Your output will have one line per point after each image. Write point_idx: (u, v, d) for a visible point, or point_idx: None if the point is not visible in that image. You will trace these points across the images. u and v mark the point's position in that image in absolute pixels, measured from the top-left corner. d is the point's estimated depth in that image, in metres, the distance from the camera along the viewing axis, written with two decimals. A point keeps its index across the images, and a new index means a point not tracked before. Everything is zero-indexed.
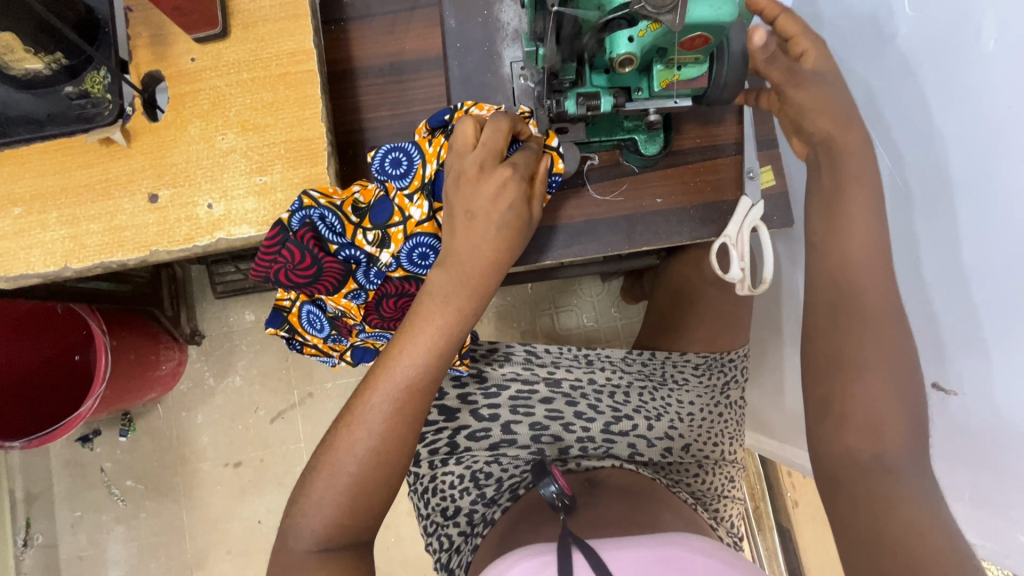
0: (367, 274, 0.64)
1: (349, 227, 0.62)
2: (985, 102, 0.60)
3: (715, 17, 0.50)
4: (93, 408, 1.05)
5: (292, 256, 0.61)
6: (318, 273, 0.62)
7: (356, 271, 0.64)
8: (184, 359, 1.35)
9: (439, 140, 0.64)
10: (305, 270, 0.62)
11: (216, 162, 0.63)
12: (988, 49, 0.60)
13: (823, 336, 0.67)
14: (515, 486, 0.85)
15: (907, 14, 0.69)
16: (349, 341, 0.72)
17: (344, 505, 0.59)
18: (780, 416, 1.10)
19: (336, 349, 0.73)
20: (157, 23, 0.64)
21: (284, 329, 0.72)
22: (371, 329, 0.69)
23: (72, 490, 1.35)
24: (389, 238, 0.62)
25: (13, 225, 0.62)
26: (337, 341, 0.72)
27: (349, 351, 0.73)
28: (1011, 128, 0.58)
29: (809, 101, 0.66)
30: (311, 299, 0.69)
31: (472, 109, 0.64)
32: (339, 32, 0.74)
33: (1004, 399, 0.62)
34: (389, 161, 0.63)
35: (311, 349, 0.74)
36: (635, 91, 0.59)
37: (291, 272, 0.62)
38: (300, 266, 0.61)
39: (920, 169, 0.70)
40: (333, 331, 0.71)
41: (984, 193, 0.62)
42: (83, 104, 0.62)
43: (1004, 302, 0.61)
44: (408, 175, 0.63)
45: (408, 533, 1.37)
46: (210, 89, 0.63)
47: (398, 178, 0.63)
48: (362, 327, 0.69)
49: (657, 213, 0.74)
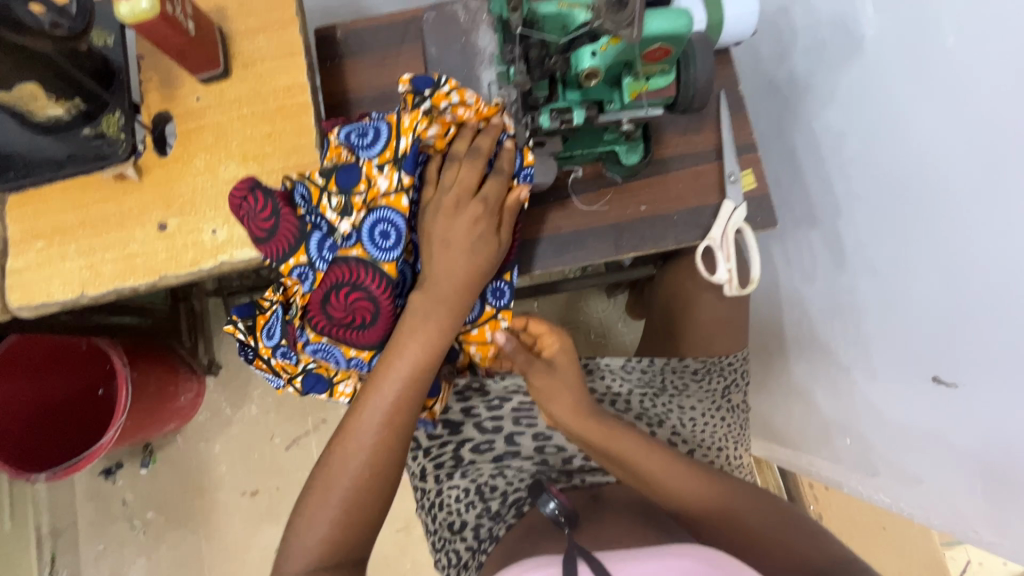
0: (320, 244, 0.63)
1: (315, 191, 0.64)
2: (977, 111, 0.63)
3: (672, 29, 0.54)
4: (113, 439, 1.09)
5: (256, 203, 0.64)
6: (274, 228, 0.65)
7: (309, 237, 0.64)
8: (203, 390, 1.39)
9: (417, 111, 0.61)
10: (264, 221, 0.65)
11: (219, 191, 0.67)
12: (950, 43, 0.65)
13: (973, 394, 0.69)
14: (519, 502, 0.85)
15: (872, 17, 0.75)
16: (302, 364, 0.73)
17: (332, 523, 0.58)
18: (793, 423, 1.09)
19: (287, 370, 0.74)
20: (165, 68, 0.69)
21: (248, 322, 0.75)
22: (315, 338, 0.65)
23: (96, 524, 1.39)
24: (350, 205, 0.62)
25: (36, 258, 0.67)
26: (287, 357, 0.73)
27: (300, 376, 0.74)
28: (1014, 126, 0.60)
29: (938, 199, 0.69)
30: (282, 303, 0.70)
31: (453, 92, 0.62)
32: (335, 67, 0.79)
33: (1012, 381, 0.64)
34: (357, 132, 0.64)
35: (263, 361, 0.75)
36: (608, 103, 0.63)
37: (252, 220, 0.65)
38: (261, 215, 0.64)
39: (909, 171, 0.73)
40: (283, 343, 0.72)
41: (997, 191, 0.62)
42: (100, 144, 0.66)
43: (1004, 286, 0.63)
44: (376, 144, 0.62)
45: (423, 558, 1.36)
46: (214, 125, 0.68)
47: (365, 148, 0.63)
48: (307, 334, 0.66)
49: (642, 221, 0.76)
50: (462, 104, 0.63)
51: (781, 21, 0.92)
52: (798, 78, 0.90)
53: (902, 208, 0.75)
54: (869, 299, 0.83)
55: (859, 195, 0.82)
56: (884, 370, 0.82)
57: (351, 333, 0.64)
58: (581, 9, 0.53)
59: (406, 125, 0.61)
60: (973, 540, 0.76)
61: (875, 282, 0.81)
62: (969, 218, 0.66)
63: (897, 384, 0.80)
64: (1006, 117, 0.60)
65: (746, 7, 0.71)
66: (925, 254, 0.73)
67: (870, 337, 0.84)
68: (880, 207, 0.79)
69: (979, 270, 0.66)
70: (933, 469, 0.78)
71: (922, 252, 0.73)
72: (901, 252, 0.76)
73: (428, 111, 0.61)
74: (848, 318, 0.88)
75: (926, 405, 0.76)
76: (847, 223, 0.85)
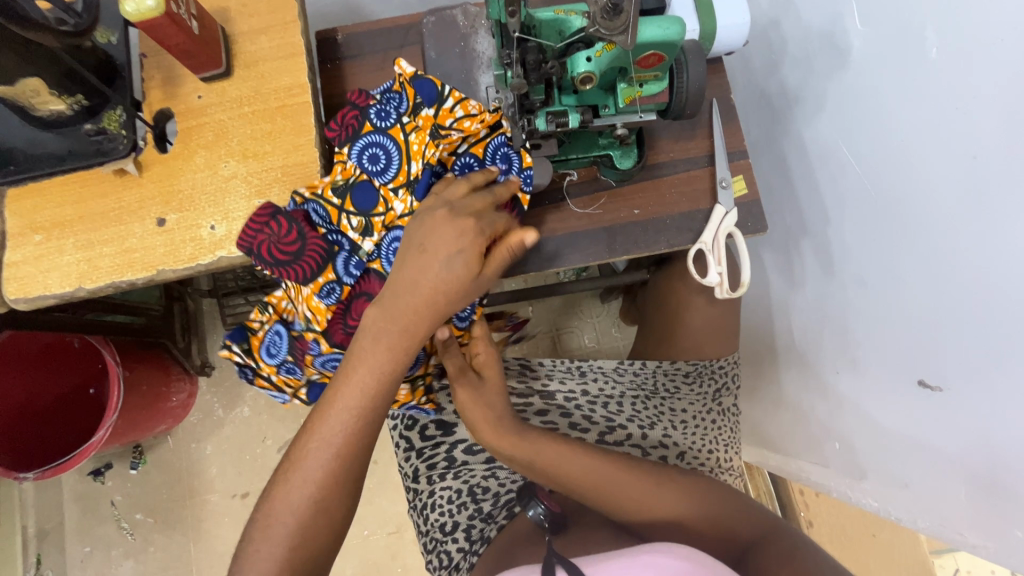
0: (346, 262, 0.67)
1: (332, 210, 0.66)
2: (964, 119, 0.65)
3: (665, 36, 0.55)
4: (103, 438, 1.08)
5: (278, 228, 0.65)
6: (299, 251, 0.66)
7: (336, 258, 0.67)
8: (194, 391, 1.39)
9: (421, 133, 0.64)
10: (287, 245, 0.65)
11: (218, 188, 0.68)
12: (933, 55, 0.67)
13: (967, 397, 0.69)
14: (511, 503, 0.88)
15: (859, 29, 0.77)
16: (306, 376, 0.74)
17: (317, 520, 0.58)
18: (782, 429, 1.10)
19: (290, 386, 0.75)
20: (168, 67, 0.70)
21: (241, 347, 0.73)
22: (328, 349, 0.70)
23: (84, 525, 1.37)
24: (372, 226, 0.66)
25: (34, 252, 0.67)
26: (292, 373, 0.74)
27: (304, 388, 0.75)
28: (997, 134, 0.61)
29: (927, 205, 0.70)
30: (280, 319, 0.73)
31: (456, 107, 0.63)
32: (335, 69, 0.80)
33: (997, 385, 0.65)
34: (365, 154, 0.65)
35: (263, 382, 0.75)
36: (602, 108, 0.65)
37: (274, 244, 0.65)
38: (284, 240, 0.65)
39: (898, 178, 0.74)
40: (288, 359, 0.73)
41: (984, 197, 0.64)
42: (100, 140, 0.67)
43: (989, 293, 0.65)
44: (387, 172, 0.65)
45: (415, 563, 1.36)
46: (215, 123, 0.69)
47: (376, 173, 0.65)
48: (318, 345, 0.70)
49: (635, 224, 0.78)
50: (467, 117, 0.63)
51: (771, 33, 0.94)
52: (789, 87, 0.92)
53: (891, 215, 0.76)
54: (857, 304, 0.85)
55: (850, 201, 0.83)
56: (872, 374, 0.83)
57: None
58: (577, 16, 0.55)
59: (415, 150, 0.64)
60: (959, 544, 0.76)
61: (864, 288, 0.83)
62: (959, 223, 0.67)
63: (883, 387, 0.82)
64: (991, 126, 0.62)
65: (737, 19, 0.73)
66: (910, 260, 0.74)
67: (861, 342, 0.85)
68: (870, 214, 0.80)
69: (968, 274, 0.67)
70: (921, 472, 0.78)
71: (907, 258, 0.75)
72: (891, 259, 0.77)
73: (435, 132, 0.63)
74: (837, 324, 0.89)
75: (911, 407, 0.77)
76: (836, 229, 0.87)
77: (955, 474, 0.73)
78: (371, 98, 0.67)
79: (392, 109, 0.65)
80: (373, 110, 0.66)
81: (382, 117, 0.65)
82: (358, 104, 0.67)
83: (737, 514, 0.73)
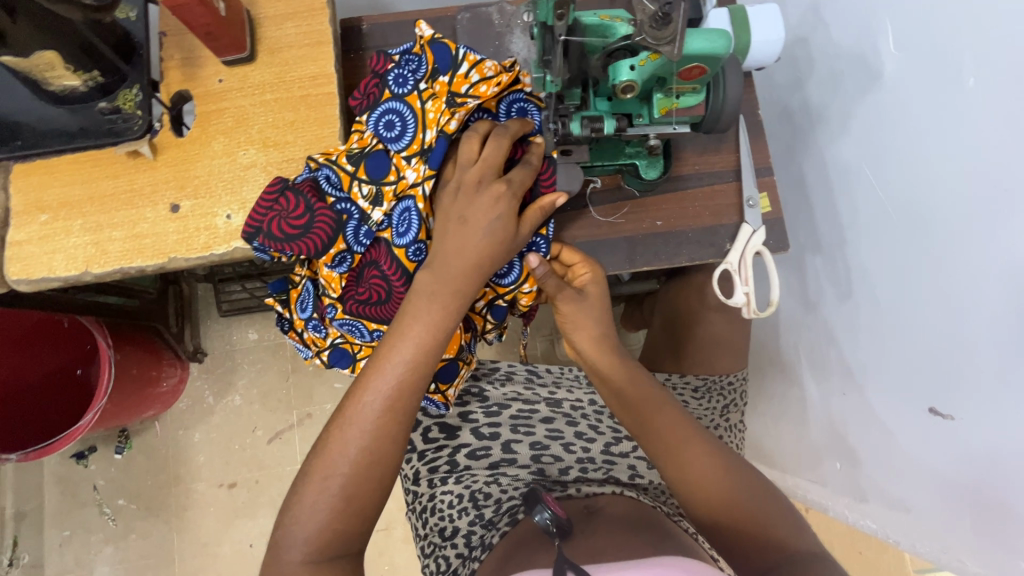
0: (356, 232, 0.63)
1: (345, 177, 0.63)
2: (967, 145, 0.67)
3: (712, 49, 0.54)
4: (92, 422, 1.05)
5: (288, 204, 0.63)
6: (309, 225, 0.63)
7: (346, 227, 0.63)
8: (185, 377, 1.36)
9: (434, 101, 0.61)
10: (298, 219, 0.63)
11: (236, 175, 0.66)
12: (969, 85, 0.67)
13: (999, 417, 0.66)
14: (514, 509, 0.83)
15: (892, 53, 0.76)
16: (330, 339, 0.72)
17: (333, 515, 0.57)
18: (781, 445, 1.11)
19: (316, 344, 0.73)
20: (188, 48, 0.68)
21: (283, 299, 0.77)
22: (343, 315, 0.68)
23: (63, 509, 1.34)
24: (382, 195, 0.62)
25: (39, 231, 0.64)
26: (318, 333, 0.72)
27: (327, 350, 0.72)
28: None
29: (950, 237, 0.70)
30: (313, 276, 0.71)
31: (472, 73, 0.59)
32: (357, 59, 0.78)
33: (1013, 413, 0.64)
34: (384, 123, 0.63)
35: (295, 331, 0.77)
36: (636, 117, 0.64)
37: (283, 221, 0.63)
38: (294, 214, 0.63)
39: (913, 199, 0.75)
40: (315, 316, 0.72)
41: (1010, 214, 0.63)
42: (114, 119, 0.65)
43: (1011, 326, 0.64)
44: (403, 138, 0.62)
45: (402, 561, 1.34)
46: (235, 108, 0.67)
47: (393, 141, 0.62)
48: (334, 310, 0.68)
49: (657, 236, 0.77)
50: (484, 83, 0.60)
51: (798, 49, 0.94)
52: (813, 108, 0.92)
53: (906, 236, 0.76)
54: (870, 325, 0.84)
55: (868, 224, 0.83)
56: (882, 394, 0.82)
57: (373, 308, 0.66)
58: (623, 23, 0.55)
59: (430, 117, 0.61)
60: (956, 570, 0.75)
61: (875, 310, 0.83)
62: (985, 245, 0.66)
63: (891, 409, 0.80)
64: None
65: (774, 33, 0.72)
66: (929, 281, 0.73)
67: (867, 363, 0.85)
68: (886, 241, 0.80)
69: (980, 296, 0.67)
70: (918, 493, 0.78)
71: (926, 279, 0.74)
72: (898, 284, 0.78)
73: (450, 97, 0.60)
74: (846, 346, 0.89)
75: (915, 434, 0.77)
76: (852, 248, 0.87)
77: (950, 496, 0.73)
78: (390, 62, 0.65)
79: (410, 73, 0.63)
80: (392, 76, 0.63)
81: (401, 84, 0.63)
82: (380, 72, 0.66)
83: (791, 532, 0.66)
